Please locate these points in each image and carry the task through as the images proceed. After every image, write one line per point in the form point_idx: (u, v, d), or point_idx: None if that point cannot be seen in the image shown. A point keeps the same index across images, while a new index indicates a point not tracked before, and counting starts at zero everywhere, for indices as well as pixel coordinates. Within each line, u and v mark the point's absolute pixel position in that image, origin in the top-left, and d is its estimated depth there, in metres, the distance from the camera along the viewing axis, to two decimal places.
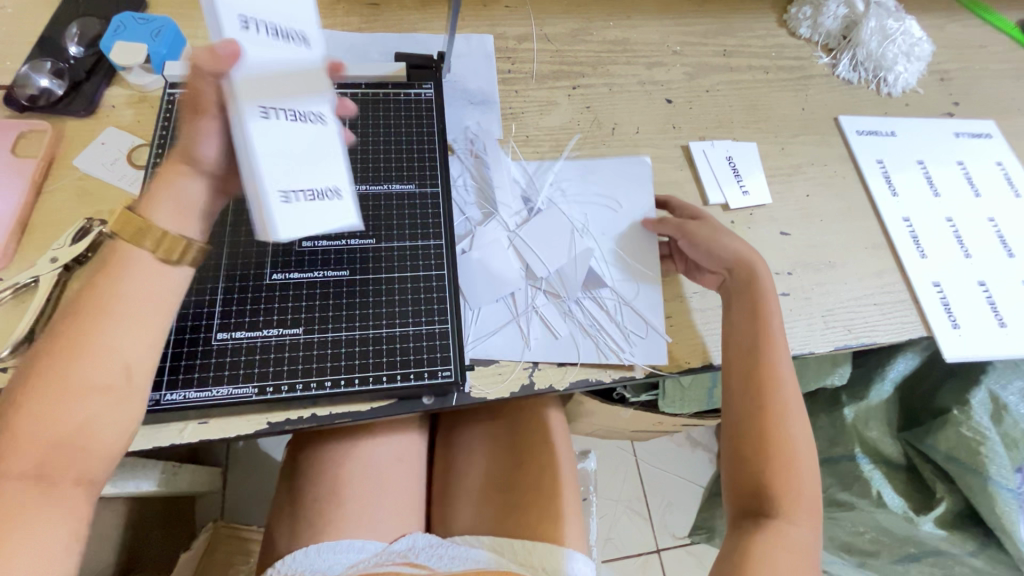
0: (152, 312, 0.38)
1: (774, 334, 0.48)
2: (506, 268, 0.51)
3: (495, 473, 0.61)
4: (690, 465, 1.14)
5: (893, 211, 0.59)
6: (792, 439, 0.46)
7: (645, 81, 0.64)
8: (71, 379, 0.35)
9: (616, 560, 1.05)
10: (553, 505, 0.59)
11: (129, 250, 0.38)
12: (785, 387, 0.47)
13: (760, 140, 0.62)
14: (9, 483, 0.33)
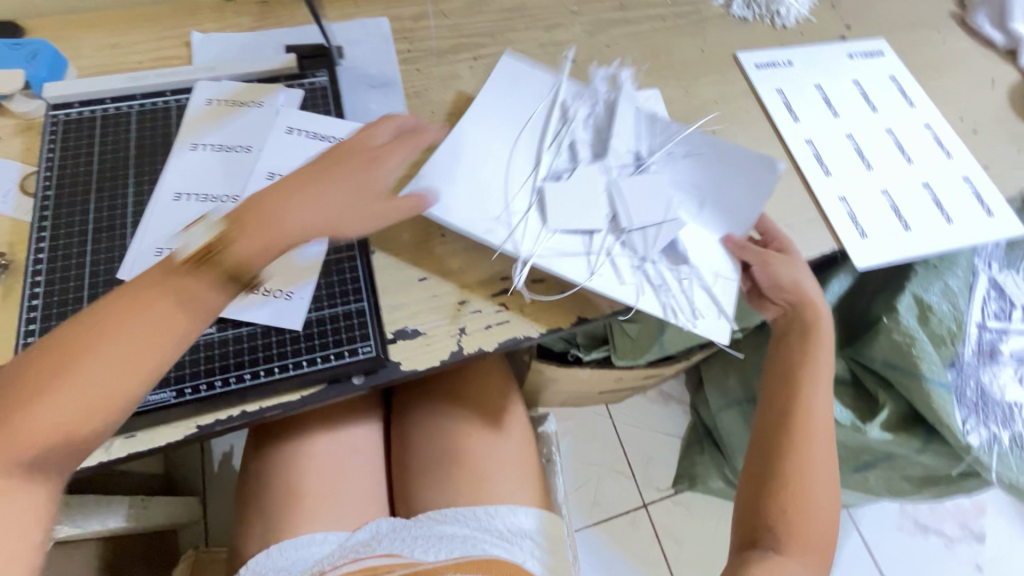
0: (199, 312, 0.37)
1: (818, 386, 0.52)
2: (594, 205, 0.50)
3: (450, 450, 0.62)
4: (665, 418, 1.17)
5: (796, 135, 0.61)
6: (809, 484, 0.49)
7: (545, 44, 0.65)
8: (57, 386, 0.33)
9: (606, 521, 1.07)
10: (513, 471, 0.61)
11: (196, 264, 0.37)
12: (817, 439, 0.51)
13: (664, 86, 0.63)
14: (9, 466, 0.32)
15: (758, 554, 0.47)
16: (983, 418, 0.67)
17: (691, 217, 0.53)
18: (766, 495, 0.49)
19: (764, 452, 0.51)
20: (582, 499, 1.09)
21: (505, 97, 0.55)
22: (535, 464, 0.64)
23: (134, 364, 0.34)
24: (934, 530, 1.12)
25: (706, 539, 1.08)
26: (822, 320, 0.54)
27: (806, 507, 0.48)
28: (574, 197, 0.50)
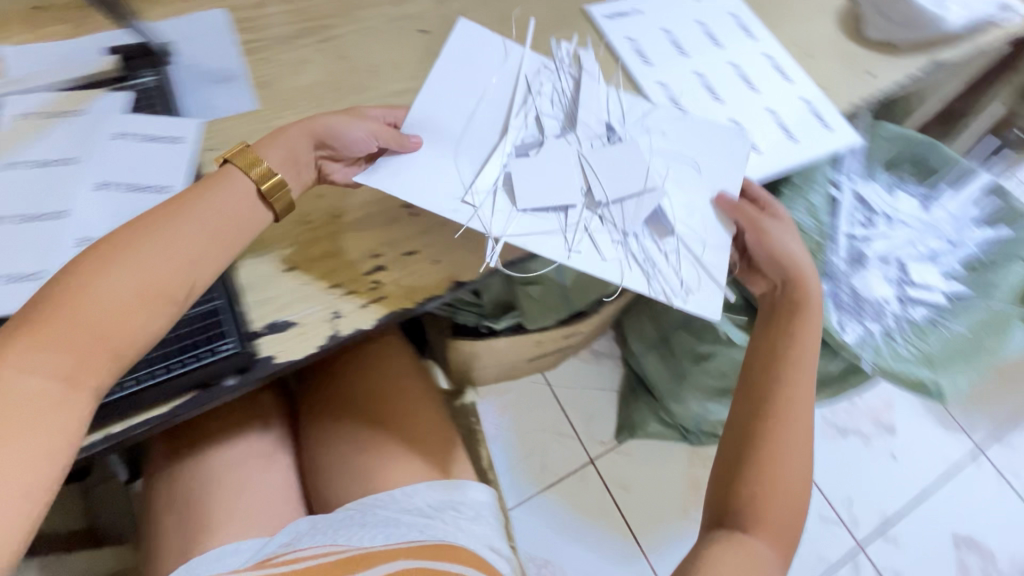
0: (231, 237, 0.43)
1: (797, 370, 0.51)
2: (569, 180, 0.51)
3: (357, 437, 0.62)
4: (600, 375, 1.21)
5: (649, 78, 0.64)
6: (781, 472, 0.47)
7: (395, 18, 0.64)
8: (111, 276, 0.37)
9: (557, 484, 1.10)
10: (427, 447, 0.62)
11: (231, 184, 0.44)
12: (795, 424, 0.49)
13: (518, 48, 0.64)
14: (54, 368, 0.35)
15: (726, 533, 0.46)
16: (859, 316, 0.74)
17: (676, 185, 0.53)
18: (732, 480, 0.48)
19: (737, 442, 0.50)
20: (530, 467, 1.11)
21: (458, 66, 0.55)
22: (450, 437, 0.65)
23: (180, 261, 0.40)
24: (853, 431, 1.22)
25: (652, 480, 1.12)
26: (812, 298, 0.55)
27: (775, 496, 0.47)
28: (543, 170, 0.50)
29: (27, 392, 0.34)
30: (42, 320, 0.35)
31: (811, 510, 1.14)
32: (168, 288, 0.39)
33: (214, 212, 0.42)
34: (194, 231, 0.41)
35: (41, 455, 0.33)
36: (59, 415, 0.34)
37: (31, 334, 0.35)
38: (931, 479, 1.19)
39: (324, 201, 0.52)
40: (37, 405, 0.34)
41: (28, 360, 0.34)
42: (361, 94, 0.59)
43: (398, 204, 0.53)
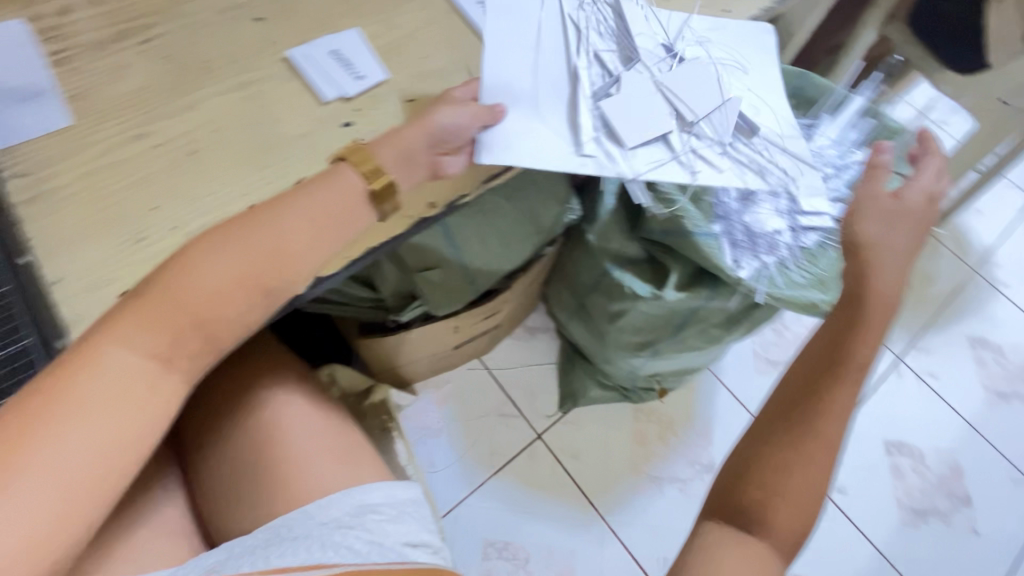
0: (326, 236, 0.48)
1: (843, 386, 0.49)
2: (662, 109, 0.60)
3: (260, 458, 0.60)
4: (537, 350, 1.20)
5: (502, 37, 0.60)
6: (796, 486, 0.46)
7: (226, 8, 0.59)
8: (217, 266, 0.44)
9: (509, 466, 1.10)
10: (329, 457, 0.61)
11: (336, 183, 0.49)
12: (823, 442, 0.47)
13: (365, 24, 0.60)
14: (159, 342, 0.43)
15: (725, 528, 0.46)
16: (754, 251, 0.73)
17: (742, 90, 0.65)
18: (743, 483, 0.47)
19: (754, 452, 0.49)
20: (478, 454, 1.10)
21: (504, 18, 0.61)
22: (354, 444, 0.64)
23: (274, 262, 0.46)
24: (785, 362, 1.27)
25: (601, 445, 1.13)
26: (884, 301, 0.53)
27: (788, 510, 0.45)
28: (631, 104, 0.59)
29: (128, 361, 0.41)
30: (161, 300, 0.43)
31: None
32: (259, 289, 0.46)
33: (315, 209, 0.48)
34: (291, 231, 0.47)
35: (122, 423, 0.40)
36: (155, 396, 0.42)
37: (147, 308, 0.43)
38: (861, 394, 1.26)
39: (159, 213, 0.48)
40: (138, 384, 0.41)
41: (142, 338, 0.42)
42: (193, 93, 0.54)
43: (244, 205, 0.49)
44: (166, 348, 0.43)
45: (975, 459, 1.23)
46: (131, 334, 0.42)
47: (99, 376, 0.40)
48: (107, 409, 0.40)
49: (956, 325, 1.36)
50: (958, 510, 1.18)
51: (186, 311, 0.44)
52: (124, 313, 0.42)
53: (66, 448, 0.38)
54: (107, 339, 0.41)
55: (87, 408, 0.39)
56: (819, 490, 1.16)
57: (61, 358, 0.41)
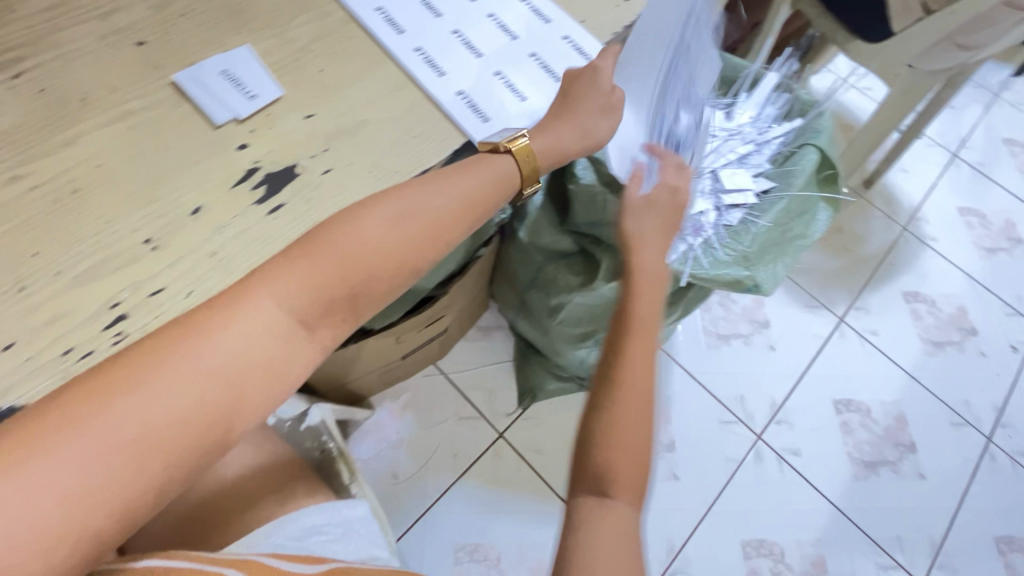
0: (456, 218, 0.50)
1: (637, 344, 0.52)
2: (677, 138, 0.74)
3: (199, 521, 0.58)
4: (493, 349, 1.20)
5: (404, 46, 0.61)
6: (627, 444, 0.48)
7: (105, 34, 0.56)
8: (372, 227, 0.46)
9: (472, 468, 1.09)
10: (275, 489, 0.61)
11: (476, 167, 0.53)
12: (639, 396, 0.50)
13: (256, 41, 0.58)
14: (307, 301, 0.43)
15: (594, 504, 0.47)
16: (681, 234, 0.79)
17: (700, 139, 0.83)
18: (583, 454, 0.49)
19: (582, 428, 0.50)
20: (440, 462, 1.09)
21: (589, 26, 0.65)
22: (292, 471, 0.64)
23: (420, 242, 0.48)
24: (734, 336, 1.31)
25: (563, 438, 1.14)
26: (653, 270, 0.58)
27: (627, 465, 0.48)
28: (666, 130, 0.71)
29: (274, 314, 0.42)
30: (320, 257, 0.44)
31: (710, 418, 1.22)
32: (401, 270, 0.47)
33: (459, 189, 0.51)
34: (436, 206, 0.49)
35: (243, 378, 0.40)
36: (291, 362, 0.43)
37: (306, 262, 0.44)
38: (808, 358, 1.31)
39: (41, 259, 0.46)
40: (282, 342, 0.42)
41: (295, 296, 0.43)
42: (73, 128, 0.51)
43: (135, 241, 0.47)
44: (312, 314, 0.44)
45: (918, 407, 1.29)
46: (287, 290, 0.43)
47: (253, 322, 0.41)
48: (250, 361, 0.41)
49: (892, 281, 1.42)
50: (904, 457, 1.24)
51: (339, 269, 0.44)
52: (282, 265, 0.44)
53: (194, 383, 0.39)
54: (267, 288, 0.43)
55: (236, 350, 0.40)
56: (774, 454, 1.20)
57: (223, 293, 0.43)
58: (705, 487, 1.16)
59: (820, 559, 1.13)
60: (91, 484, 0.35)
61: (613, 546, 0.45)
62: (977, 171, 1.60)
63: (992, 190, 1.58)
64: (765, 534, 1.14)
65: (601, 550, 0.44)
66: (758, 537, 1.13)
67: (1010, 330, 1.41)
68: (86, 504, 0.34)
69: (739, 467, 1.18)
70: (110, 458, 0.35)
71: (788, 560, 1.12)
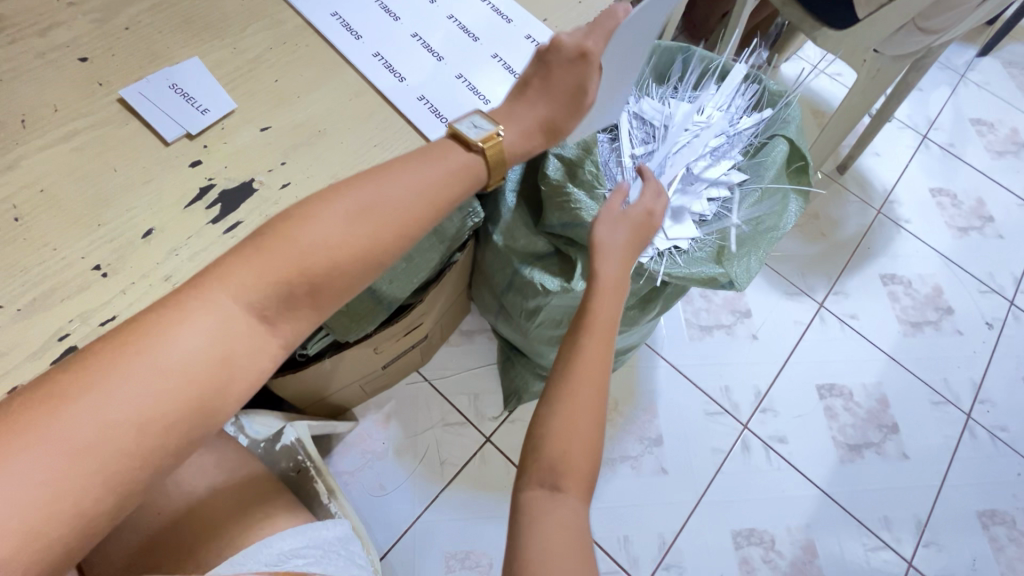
0: (427, 206, 0.47)
1: (594, 336, 0.54)
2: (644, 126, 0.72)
3: (165, 545, 0.57)
4: (476, 353, 1.19)
5: (362, 52, 0.59)
6: (576, 437, 0.49)
7: (45, 51, 0.53)
8: (335, 218, 0.42)
9: (459, 475, 1.08)
10: (254, 502, 0.61)
11: (447, 153, 0.50)
12: (590, 387, 0.51)
13: (207, 52, 0.56)
14: (268, 298, 0.40)
15: (548, 499, 0.47)
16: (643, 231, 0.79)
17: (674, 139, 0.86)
18: (535, 447, 0.50)
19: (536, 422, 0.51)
20: (426, 470, 1.08)
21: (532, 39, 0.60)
22: (272, 489, 0.63)
23: (387, 232, 0.44)
24: (716, 327, 1.31)
25: None
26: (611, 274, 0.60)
27: (577, 456, 0.49)
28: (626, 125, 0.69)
29: (232, 314, 0.39)
30: (276, 253, 0.41)
31: (695, 410, 1.22)
32: (367, 263, 0.43)
33: (430, 175, 0.47)
34: (406, 193, 0.45)
35: (202, 382, 0.37)
36: (250, 361, 0.40)
37: (264, 257, 0.41)
38: (790, 345, 1.32)
39: None
40: (239, 340, 0.39)
41: (250, 293, 0.40)
42: (13, 151, 0.49)
43: (84, 268, 0.46)
44: (271, 311, 0.41)
45: (899, 388, 1.31)
46: (242, 287, 0.40)
47: (209, 322, 0.38)
48: (203, 364, 0.38)
49: (869, 265, 1.44)
50: (888, 438, 1.26)
51: (299, 263, 0.41)
52: (239, 262, 0.40)
53: (148, 389, 0.36)
54: (222, 285, 0.40)
55: (191, 352, 0.37)
56: (761, 442, 1.21)
57: (177, 291, 0.40)
58: (694, 479, 1.16)
59: (810, 544, 1.14)
60: (40, 502, 0.33)
61: (565, 540, 0.45)
62: (947, 151, 1.62)
63: (962, 169, 1.60)
64: (754, 522, 1.14)
65: (550, 547, 0.44)
66: (748, 526, 1.14)
67: (985, 307, 1.43)
68: (39, 523, 0.33)
69: (727, 458, 1.19)
70: (61, 471, 0.33)
71: (778, 547, 1.13)
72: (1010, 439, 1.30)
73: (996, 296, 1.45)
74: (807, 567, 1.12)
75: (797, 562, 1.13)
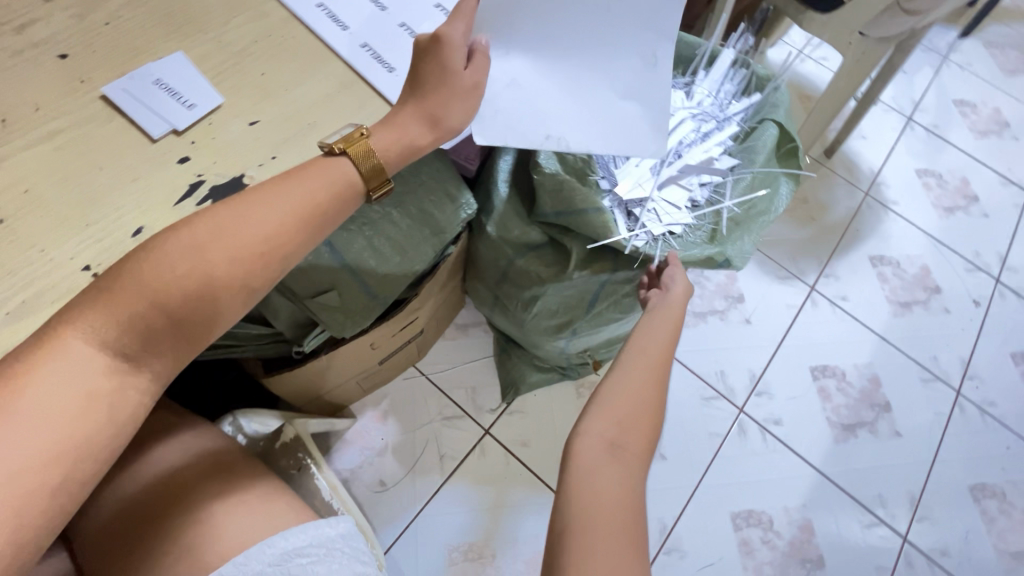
0: (291, 228, 0.49)
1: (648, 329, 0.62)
2: (574, 120, 0.57)
3: (145, 524, 0.56)
4: (472, 346, 1.19)
5: (349, 42, 0.58)
6: (635, 405, 0.54)
7: (22, 48, 0.52)
8: (190, 256, 0.45)
9: (459, 468, 1.08)
10: (240, 489, 0.60)
11: (312, 168, 0.50)
12: (652, 361, 0.58)
13: (190, 46, 0.55)
14: (128, 336, 0.44)
15: (611, 457, 0.50)
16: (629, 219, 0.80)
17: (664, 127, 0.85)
18: (598, 410, 0.53)
19: (601, 389, 0.56)
20: (425, 464, 1.08)
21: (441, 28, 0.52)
22: (273, 485, 0.63)
23: (246, 256, 0.47)
24: (710, 313, 1.32)
25: (549, 428, 1.14)
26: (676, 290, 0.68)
27: (635, 423, 0.53)
28: (537, 111, 0.57)
29: (90, 355, 0.43)
30: (127, 291, 0.44)
31: (691, 395, 1.23)
32: (229, 288, 0.46)
33: (292, 197, 0.48)
34: (266, 221, 0.47)
35: (79, 421, 0.42)
36: (123, 394, 0.44)
37: (115, 299, 0.43)
38: (783, 328, 1.33)
39: None
40: (105, 377, 0.43)
41: (106, 333, 0.43)
42: None
43: (73, 269, 0.45)
44: (134, 347, 0.44)
45: (891, 367, 1.33)
46: (96, 329, 0.43)
47: (69, 364, 0.42)
48: (75, 404, 0.42)
49: (859, 247, 1.45)
50: (881, 417, 1.28)
51: (154, 301, 0.44)
52: (92, 305, 0.43)
53: (25, 434, 0.40)
54: (75, 327, 0.42)
55: (58, 395, 0.41)
56: (757, 426, 1.22)
57: (31, 337, 0.42)
58: (692, 464, 1.17)
59: (807, 523, 1.16)
60: None
61: (615, 502, 0.48)
62: (932, 133, 1.64)
63: (947, 151, 1.62)
64: (752, 504, 1.16)
65: (607, 500, 0.48)
66: (747, 508, 1.15)
67: (972, 286, 1.45)
68: None
69: (724, 442, 1.20)
70: None
71: (776, 528, 1.15)
72: (999, 414, 1.33)
73: (983, 274, 1.47)
74: (805, 546, 1.14)
75: (795, 541, 1.14)
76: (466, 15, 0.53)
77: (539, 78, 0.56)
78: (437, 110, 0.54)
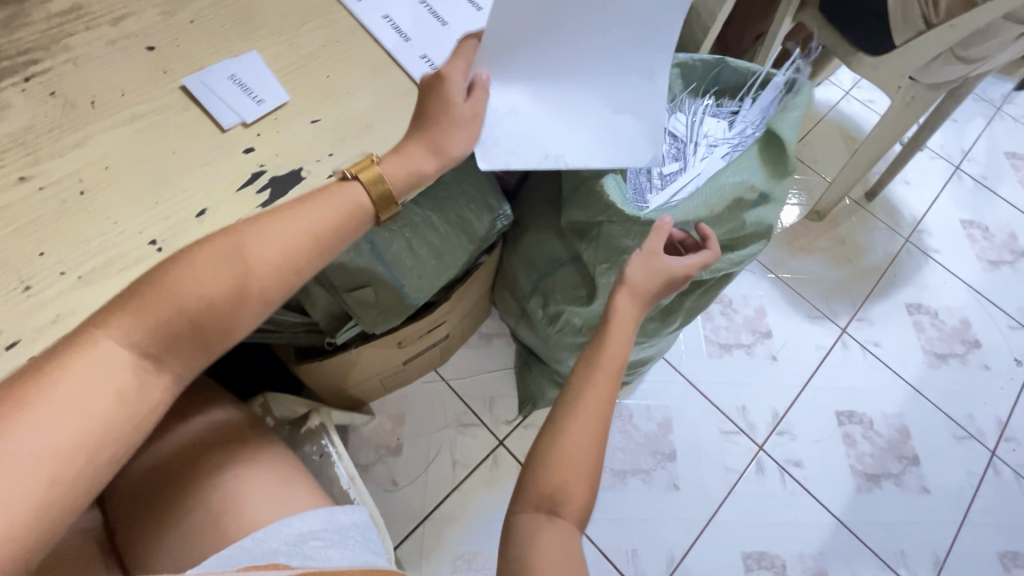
0: (308, 245, 0.51)
1: (609, 353, 0.59)
2: (562, 138, 0.59)
3: (174, 488, 0.59)
4: (494, 356, 1.20)
5: (409, 53, 0.61)
6: (575, 456, 0.54)
7: (115, 38, 0.57)
8: (213, 269, 0.47)
9: (470, 476, 1.09)
10: (263, 464, 0.62)
11: (331, 189, 0.52)
12: (599, 399, 0.56)
13: (264, 47, 0.59)
14: (152, 340, 0.45)
15: (549, 520, 0.52)
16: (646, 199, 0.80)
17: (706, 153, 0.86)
18: (543, 467, 0.54)
19: (549, 428, 0.56)
20: (437, 470, 1.09)
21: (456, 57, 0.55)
22: (295, 467, 0.64)
23: (267, 269, 0.49)
24: (736, 346, 1.30)
25: None
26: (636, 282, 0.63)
27: (574, 488, 0.53)
28: (525, 134, 0.58)
29: (114, 355, 0.43)
30: (153, 298, 0.45)
31: (711, 427, 1.21)
32: (248, 298, 0.49)
33: (309, 218, 0.51)
34: (286, 237, 0.50)
35: (99, 413, 0.42)
36: (145, 391, 0.45)
37: (141, 306, 0.45)
38: (811, 369, 1.30)
39: (47, 258, 0.47)
40: (128, 375, 0.44)
41: (136, 335, 0.45)
42: (82, 129, 0.52)
43: (141, 242, 0.49)
44: (157, 349, 0.46)
45: (923, 419, 1.29)
46: (123, 330, 0.44)
47: (94, 364, 0.42)
48: (98, 400, 0.42)
49: (895, 292, 1.42)
50: (908, 471, 1.23)
51: (177, 309, 0.46)
52: (121, 309, 0.44)
53: (48, 425, 0.39)
54: (105, 329, 0.44)
55: (83, 392, 0.41)
56: (776, 465, 1.20)
57: (62, 339, 0.43)
58: (706, 498, 1.15)
59: (823, 572, 1.12)
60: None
61: (561, 559, 0.49)
62: (981, 185, 1.60)
63: (996, 204, 1.58)
64: (767, 546, 1.13)
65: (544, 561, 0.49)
66: (759, 549, 1.12)
67: (1015, 344, 1.40)
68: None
69: (741, 479, 1.17)
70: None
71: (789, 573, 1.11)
72: None
73: None
74: None
75: None
76: (466, 54, 0.56)
77: (534, 111, 0.58)
78: (438, 120, 0.55)
